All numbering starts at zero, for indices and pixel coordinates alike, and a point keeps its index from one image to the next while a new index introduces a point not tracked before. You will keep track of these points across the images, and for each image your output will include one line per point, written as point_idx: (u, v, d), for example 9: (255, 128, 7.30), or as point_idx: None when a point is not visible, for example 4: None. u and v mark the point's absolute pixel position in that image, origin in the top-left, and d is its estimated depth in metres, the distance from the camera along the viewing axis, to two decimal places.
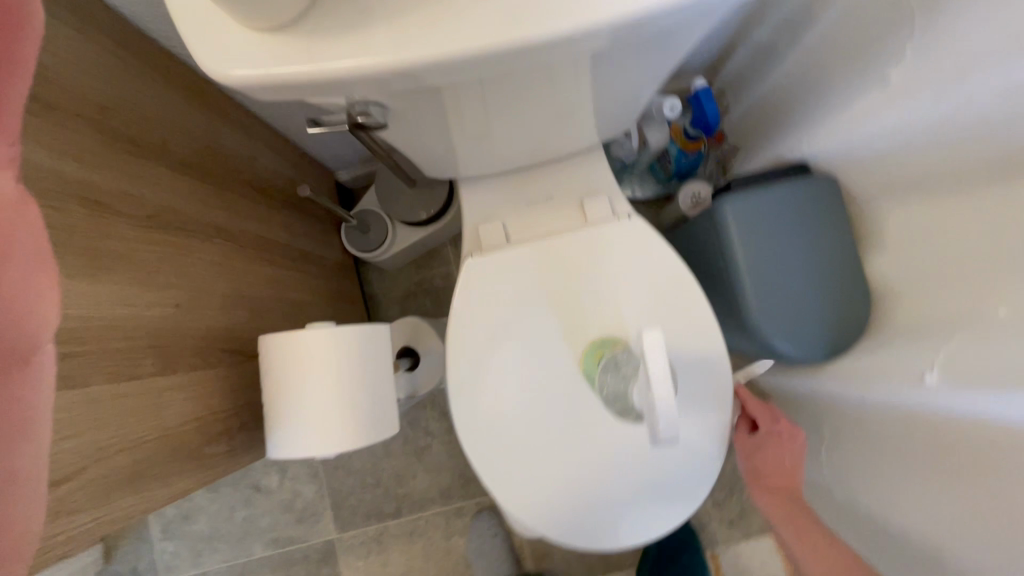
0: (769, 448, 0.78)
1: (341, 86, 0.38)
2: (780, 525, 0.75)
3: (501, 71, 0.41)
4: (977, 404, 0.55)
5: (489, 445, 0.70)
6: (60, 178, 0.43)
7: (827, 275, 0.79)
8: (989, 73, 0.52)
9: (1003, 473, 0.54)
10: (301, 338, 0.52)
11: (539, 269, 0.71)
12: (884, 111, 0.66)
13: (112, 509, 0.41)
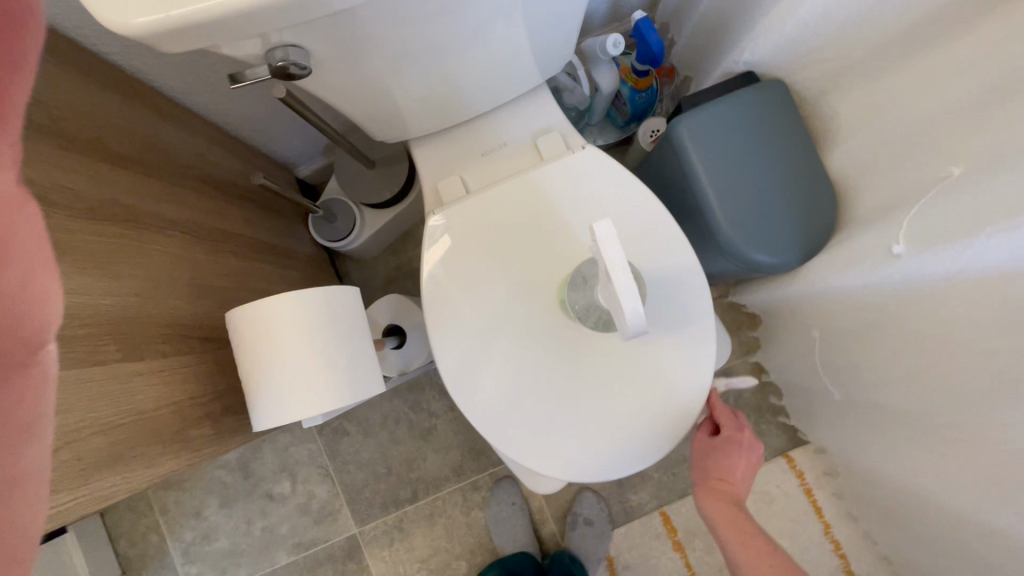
0: (730, 453, 0.72)
1: (251, 19, 0.38)
2: (725, 533, 0.64)
3: None
4: (947, 262, 0.55)
5: (483, 396, 0.70)
6: None
7: (793, 179, 0.79)
8: None
9: (985, 323, 0.54)
10: (268, 303, 0.52)
11: (502, 214, 0.70)
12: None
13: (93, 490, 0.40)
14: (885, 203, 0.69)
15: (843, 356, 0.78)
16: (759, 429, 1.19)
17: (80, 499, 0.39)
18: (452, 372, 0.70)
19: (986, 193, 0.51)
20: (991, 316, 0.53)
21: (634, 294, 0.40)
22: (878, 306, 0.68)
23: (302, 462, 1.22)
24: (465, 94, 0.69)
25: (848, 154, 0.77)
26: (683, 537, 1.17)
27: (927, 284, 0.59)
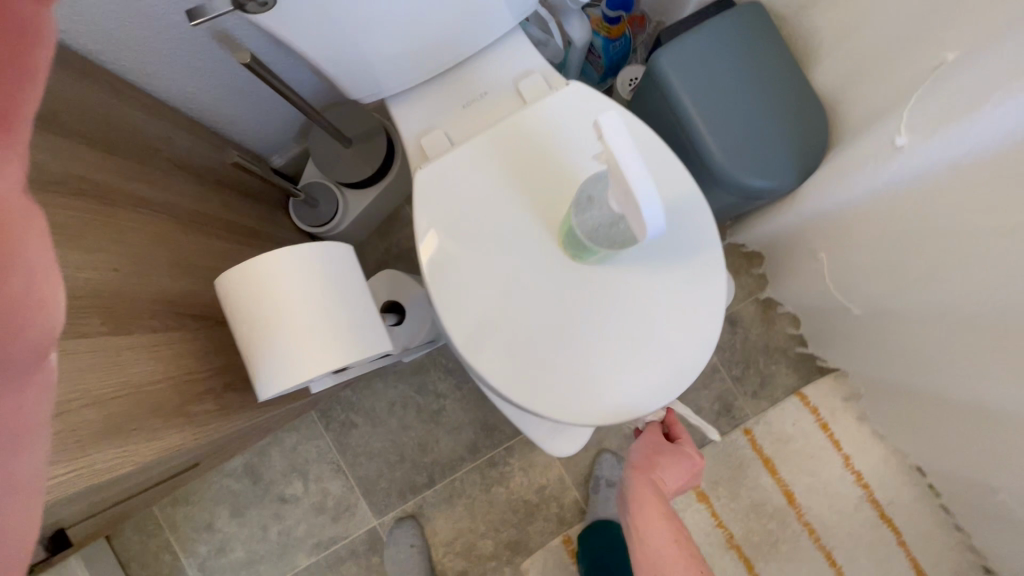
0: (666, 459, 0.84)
1: None
2: (642, 519, 0.76)
3: None
4: (954, 143, 0.55)
5: (494, 351, 0.67)
6: None
7: (779, 102, 0.77)
8: None
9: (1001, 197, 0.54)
10: (261, 262, 0.50)
11: (491, 162, 0.68)
12: None
13: (98, 462, 0.37)
14: (881, 108, 0.68)
15: (867, 264, 0.77)
16: (769, 370, 1.19)
17: (83, 471, 0.36)
18: (459, 330, 0.67)
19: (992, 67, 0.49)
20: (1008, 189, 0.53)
21: (652, 183, 0.38)
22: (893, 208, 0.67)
23: (312, 461, 1.19)
24: (439, 40, 0.66)
25: (836, 67, 0.75)
26: (706, 488, 1.17)
27: (942, 172, 0.58)
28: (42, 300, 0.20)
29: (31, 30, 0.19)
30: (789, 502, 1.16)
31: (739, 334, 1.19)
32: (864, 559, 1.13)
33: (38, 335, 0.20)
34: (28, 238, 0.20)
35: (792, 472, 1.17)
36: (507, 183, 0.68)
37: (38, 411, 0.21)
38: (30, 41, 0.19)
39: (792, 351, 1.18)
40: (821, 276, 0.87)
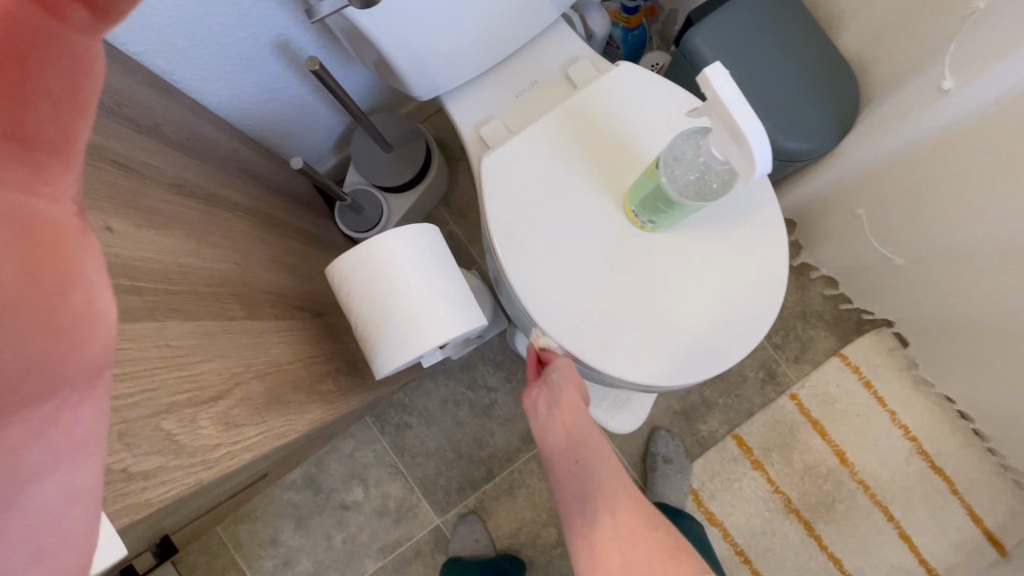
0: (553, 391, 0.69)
1: None
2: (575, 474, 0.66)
3: None
4: (998, 82, 0.59)
5: (569, 321, 0.69)
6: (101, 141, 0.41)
7: (809, 68, 0.82)
8: None
9: None
10: (375, 243, 0.51)
11: (548, 143, 0.71)
12: None
13: (272, 425, 0.41)
14: (915, 61, 0.72)
15: (914, 212, 0.81)
16: (808, 334, 1.21)
17: (264, 432, 0.40)
18: (537, 305, 0.70)
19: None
20: None
21: (756, 120, 0.41)
22: (936, 155, 0.72)
23: (371, 466, 1.20)
24: (493, 34, 0.70)
25: (865, 27, 0.79)
26: (760, 456, 1.19)
27: (979, 111, 0.63)
28: (100, 316, 0.17)
29: (81, 55, 0.15)
30: (842, 462, 1.18)
31: None
32: (922, 511, 1.15)
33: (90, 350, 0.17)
34: (78, 252, 0.17)
35: (842, 432, 1.19)
36: (566, 162, 0.71)
37: (92, 422, 0.18)
38: (82, 74, 0.16)
39: (829, 314, 1.21)
40: (865, 228, 0.91)
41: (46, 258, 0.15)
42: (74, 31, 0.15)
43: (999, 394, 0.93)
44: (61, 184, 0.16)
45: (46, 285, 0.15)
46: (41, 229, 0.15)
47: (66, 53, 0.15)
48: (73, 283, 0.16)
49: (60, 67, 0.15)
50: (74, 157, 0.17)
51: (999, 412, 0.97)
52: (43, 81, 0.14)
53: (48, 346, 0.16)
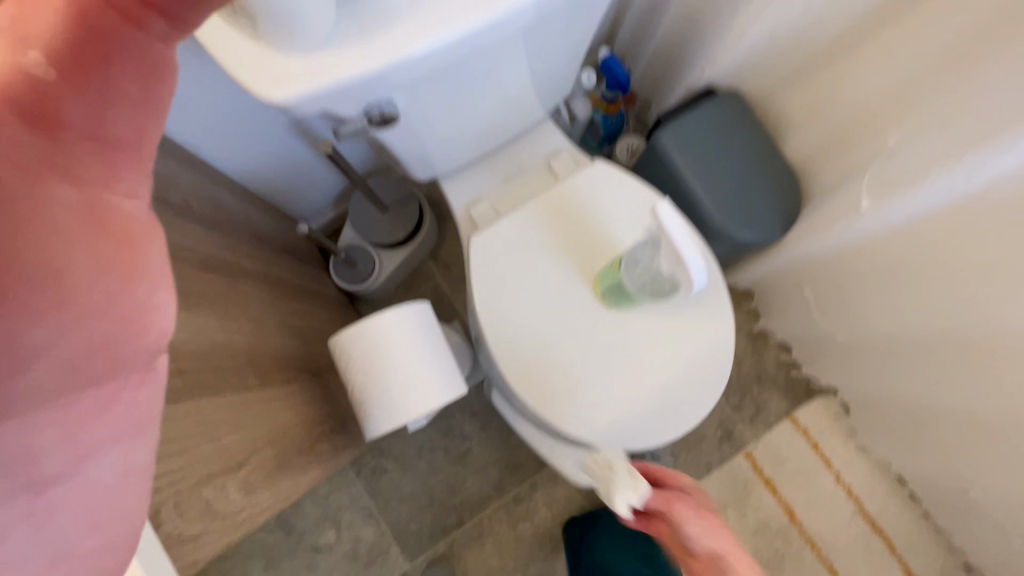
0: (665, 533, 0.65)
1: (375, 82, 0.49)
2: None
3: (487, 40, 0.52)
4: (907, 207, 0.73)
5: (542, 387, 0.77)
6: None
7: (759, 170, 0.94)
8: None
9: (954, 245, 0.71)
10: (380, 317, 0.59)
11: (531, 227, 0.80)
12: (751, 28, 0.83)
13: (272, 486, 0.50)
14: (845, 173, 0.84)
15: (853, 295, 0.92)
16: (763, 397, 1.31)
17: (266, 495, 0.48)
18: (513, 372, 0.78)
19: (941, 147, 0.66)
20: (953, 236, 0.71)
21: (698, 248, 0.51)
22: (868, 251, 0.85)
23: (345, 509, 1.23)
24: (487, 133, 0.80)
25: (803, 143, 0.91)
26: (716, 510, 1.26)
27: (899, 222, 0.76)
28: (150, 311, 0.21)
29: (158, 63, 0.18)
30: (792, 520, 1.26)
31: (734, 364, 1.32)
32: (863, 569, 1.23)
33: (147, 341, 0.22)
34: (144, 249, 0.20)
35: (792, 491, 1.27)
36: (546, 244, 0.80)
37: (141, 408, 0.24)
38: (158, 76, 0.18)
39: (782, 379, 1.31)
40: (811, 306, 1.03)
41: (117, 245, 0.19)
42: (146, 38, 0.17)
43: (927, 464, 1.03)
44: (136, 176, 0.19)
45: (113, 275, 0.19)
46: (115, 226, 0.19)
47: (141, 57, 0.17)
48: (137, 277, 0.20)
49: (133, 65, 0.17)
50: (145, 156, 0.19)
51: (926, 479, 1.07)
52: (118, 77, 0.17)
53: (111, 327, 0.20)
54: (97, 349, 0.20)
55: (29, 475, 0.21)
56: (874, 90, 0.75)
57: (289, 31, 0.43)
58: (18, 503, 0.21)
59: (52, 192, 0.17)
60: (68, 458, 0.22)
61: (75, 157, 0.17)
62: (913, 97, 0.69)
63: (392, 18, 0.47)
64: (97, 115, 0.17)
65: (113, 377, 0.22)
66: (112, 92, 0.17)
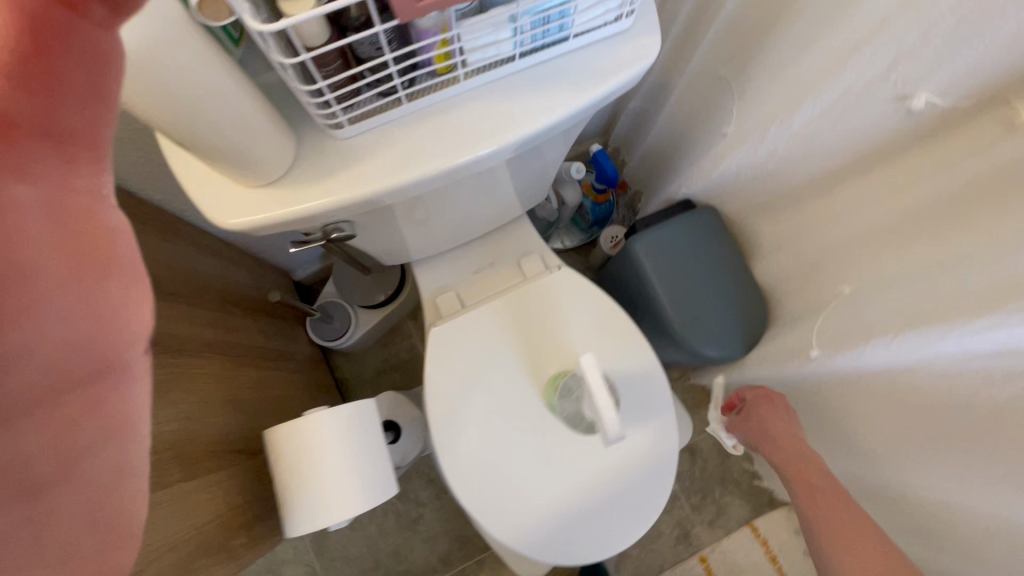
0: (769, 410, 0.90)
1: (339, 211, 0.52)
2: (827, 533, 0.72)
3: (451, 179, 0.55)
4: (856, 361, 0.73)
5: (480, 488, 0.78)
6: None
7: (728, 286, 0.96)
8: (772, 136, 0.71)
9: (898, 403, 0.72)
10: (314, 418, 0.61)
11: (491, 326, 0.82)
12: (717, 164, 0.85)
13: None
14: (802, 305, 0.86)
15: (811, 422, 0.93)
16: (724, 500, 1.29)
17: None
18: (453, 468, 0.78)
19: (880, 318, 0.67)
20: (895, 393, 0.71)
21: (614, 413, 0.54)
22: (823, 386, 0.85)
23: (288, 562, 1.21)
24: (460, 230, 0.83)
25: (770, 268, 0.93)
26: None
27: (849, 372, 0.77)
28: (124, 305, 0.24)
29: (100, 50, 0.20)
30: None
31: (698, 464, 1.31)
32: None
33: (125, 335, 0.24)
34: (114, 248, 0.23)
35: None
36: (502, 345, 0.81)
37: (134, 402, 0.26)
38: (102, 63, 0.21)
39: (745, 484, 1.30)
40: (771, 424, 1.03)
41: (81, 244, 0.22)
42: (93, 26, 0.20)
43: None
44: (96, 172, 0.22)
45: (84, 277, 0.22)
46: (85, 225, 0.22)
47: (88, 47, 0.20)
48: (109, 273, 0.23)
49: (79, 54, 0.20)
50: (101, 150, 0.22)
51: None
52: (71, 72, 0.20)
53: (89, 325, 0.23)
54: (72, 350, 0.23)
55: (23, 480, 0.23)
56: (824, 241, 0.76)
57: (245, 170, 0.46)
58: (17, 507, 0.23)
59: (15, 193, 0.20)
60: (61, 459, 0.24)
61: (31, 154, 0.20)
62: (855, 259, 0.71)
63: (355, 157, 0.50)
64: (49, 108, 0.20)
65: (96, 376, 0.24)
66: (65, 84, 0.20)
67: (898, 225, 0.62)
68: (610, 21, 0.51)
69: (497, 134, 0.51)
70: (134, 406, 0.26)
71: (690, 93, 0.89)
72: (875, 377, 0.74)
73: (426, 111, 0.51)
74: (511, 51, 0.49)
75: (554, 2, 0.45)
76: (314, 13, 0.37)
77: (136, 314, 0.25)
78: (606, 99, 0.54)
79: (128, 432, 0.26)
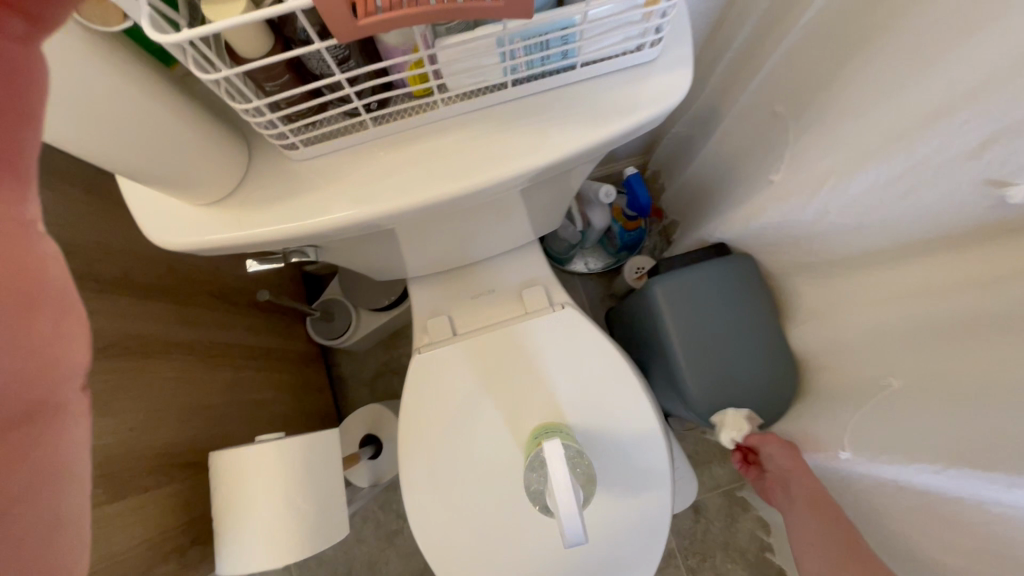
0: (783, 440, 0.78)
1: (290, 240, 0.46)
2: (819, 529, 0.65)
3: (425, 215, 0.48)
4: (892, 474, 0.62)
5: (439, 535, 0.74)
6: None
7: (756, 347, 0.85)
8: (824, 196, 0.60)
9: (924, 535, 0.61)
10: (257, 452, 0.56)
11: (476, 362, 0.75)
12: (758, 213, 0.74)
13: None
14: (838, 386, 0.74)
15: None
16: (725, 569, 1.18)
17: None
18: (415, 511, 0.74)
19: (927, 431, 0.55)
20: (925, 520, 0.60)
21: (574, 513, 0.47)
22: (850, 485, 0.73)
23: None
24: (459, 254, 0.77)
25: (806, 336, 0.82)
26: None
27: (880, 481, 0.65)
28: (63, 333, 0.20)
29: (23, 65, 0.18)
30: None
31: (701, 524, 1.20)
32: None
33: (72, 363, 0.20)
34: (49, 272, 0.19)
35: None
36: (485, 385, 0.75)
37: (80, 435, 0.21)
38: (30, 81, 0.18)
39: (751, 554, 1.18)
40: None
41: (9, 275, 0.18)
42: (10, 40, 0.17)
43: None
44: (20, 199, 0.18)
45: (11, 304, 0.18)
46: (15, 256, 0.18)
47: (6, 61, 0.17)
48: (41, 303, 0.19)
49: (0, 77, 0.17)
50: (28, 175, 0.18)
51: None
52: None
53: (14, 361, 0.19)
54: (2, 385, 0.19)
55: None
56: (873, 323, 0.64)
57: (182, 190, 0.41)
58: None
59: None
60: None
61: None
62: (905, 352, 0.59)
63: (312, 186, 0.45)
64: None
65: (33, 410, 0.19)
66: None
67: (965, 327, 0.51)
68: (628, 51, 0.43)
69: (474, 175, 0.44)
70: (83, 447, 0.21)
71: (739, 127, 0.78)
72: (908, 496, 0.62)
73: (401, 137, 0.45)
74: (503, 78, 0.41)
75: (554, 26, 0.37)
76: (249, 20, 0.29)
77: (80, 342, 0.21)
78: (613, 142, 0.46)
79: (80, 481, 0.21)
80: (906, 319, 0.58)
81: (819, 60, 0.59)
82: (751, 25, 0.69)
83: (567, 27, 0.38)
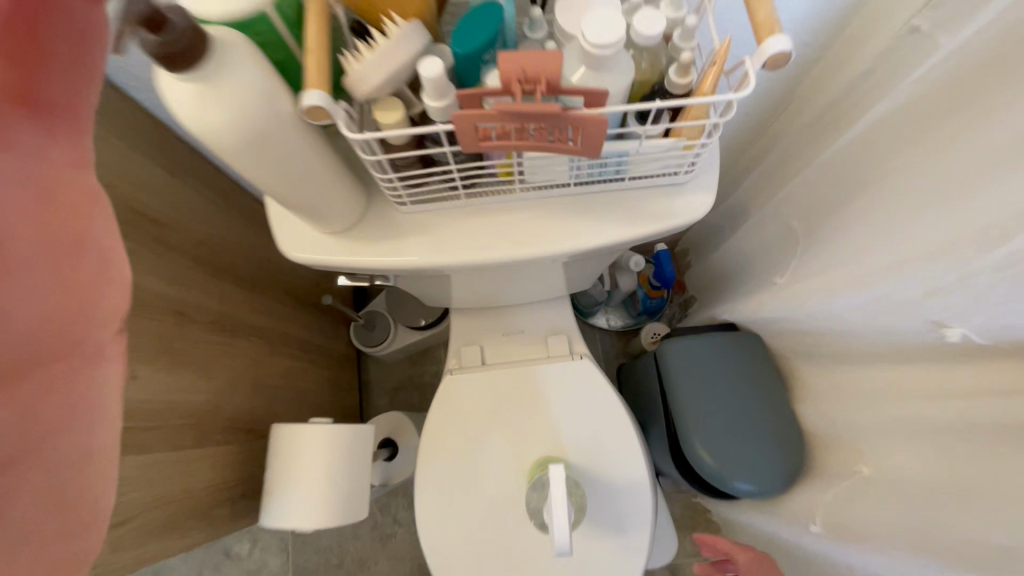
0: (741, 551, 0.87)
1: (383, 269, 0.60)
2: None
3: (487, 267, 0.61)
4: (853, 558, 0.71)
5: (439, 536, 0.84)
6: (169, 303, 0.62)
7: (749, 431, 0.86)
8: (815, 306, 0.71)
9: None
10: (312, 431, 0.68)
11: (498, 391, 0.87)
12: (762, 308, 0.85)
13: (153, 545, 0.60)
14: (814, 472, 0.82)
15: None
16: None
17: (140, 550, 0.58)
18: (424, 511, 0.84)
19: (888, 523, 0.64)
20: None
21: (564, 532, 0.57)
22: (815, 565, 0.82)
23: None
24: (499, 297, 0.90)
25: None
26: None
27: (842, 562, 0.74)
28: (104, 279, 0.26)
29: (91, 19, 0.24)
30: None
31: None
32: None
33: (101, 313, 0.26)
34: (91, 215, 0.26)
35: None
36: (502, 413, 0.86)
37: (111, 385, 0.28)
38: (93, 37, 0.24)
39: None
40: None
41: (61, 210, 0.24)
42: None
43: None
44: (70, 136, 0.24)
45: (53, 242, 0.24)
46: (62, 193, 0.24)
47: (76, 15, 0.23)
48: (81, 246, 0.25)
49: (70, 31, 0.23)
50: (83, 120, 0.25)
51: None
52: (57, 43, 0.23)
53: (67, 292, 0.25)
54: (46, 321, 0.24)
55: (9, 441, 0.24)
56: (849, 420, 0.74)
57: (317, 221, 0.55)
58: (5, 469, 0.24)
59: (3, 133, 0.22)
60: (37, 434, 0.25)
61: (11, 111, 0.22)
62: (874, 449, 0.68)
63: (409, 232, 0.58)
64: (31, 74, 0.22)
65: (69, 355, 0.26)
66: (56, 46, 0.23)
67: (922, 435, 0.60)
68: (666, 173, 0.56)
69: (533, 247, 0.57)
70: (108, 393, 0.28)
71: (758, 230, 0.90)
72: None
73: (481, 207, 0.58)
74: (567, 179, 0.55)
75: (612, 155, 0.51)
76: (409, 131, 0.43)
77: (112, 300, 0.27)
78: (645, 239, 0.58)
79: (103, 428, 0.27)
80: (874, 421, 0.68)
81: (826, 193, 0.71)
82: (778, 150, 0.82)
83: (622, 156, 0.51)
